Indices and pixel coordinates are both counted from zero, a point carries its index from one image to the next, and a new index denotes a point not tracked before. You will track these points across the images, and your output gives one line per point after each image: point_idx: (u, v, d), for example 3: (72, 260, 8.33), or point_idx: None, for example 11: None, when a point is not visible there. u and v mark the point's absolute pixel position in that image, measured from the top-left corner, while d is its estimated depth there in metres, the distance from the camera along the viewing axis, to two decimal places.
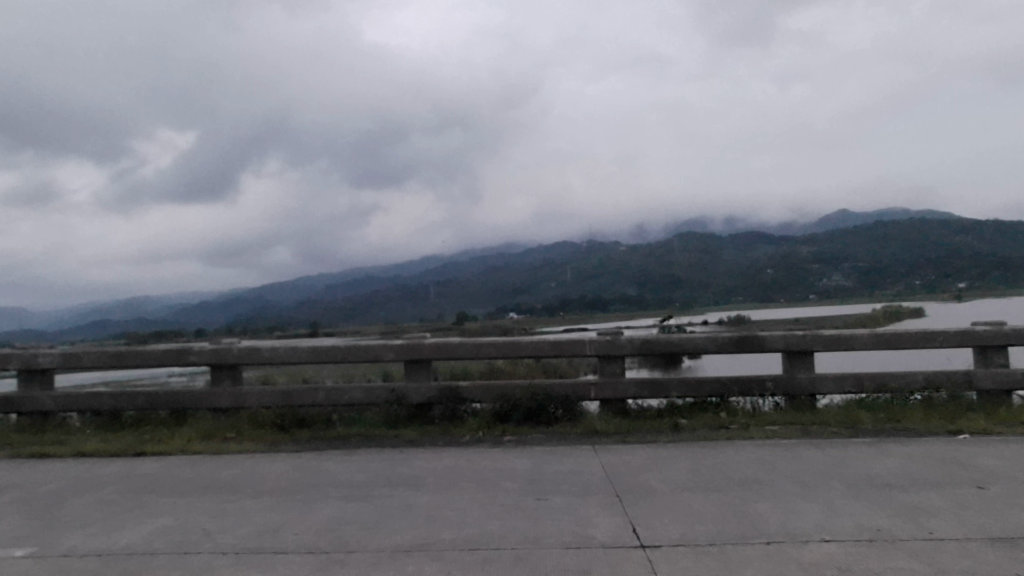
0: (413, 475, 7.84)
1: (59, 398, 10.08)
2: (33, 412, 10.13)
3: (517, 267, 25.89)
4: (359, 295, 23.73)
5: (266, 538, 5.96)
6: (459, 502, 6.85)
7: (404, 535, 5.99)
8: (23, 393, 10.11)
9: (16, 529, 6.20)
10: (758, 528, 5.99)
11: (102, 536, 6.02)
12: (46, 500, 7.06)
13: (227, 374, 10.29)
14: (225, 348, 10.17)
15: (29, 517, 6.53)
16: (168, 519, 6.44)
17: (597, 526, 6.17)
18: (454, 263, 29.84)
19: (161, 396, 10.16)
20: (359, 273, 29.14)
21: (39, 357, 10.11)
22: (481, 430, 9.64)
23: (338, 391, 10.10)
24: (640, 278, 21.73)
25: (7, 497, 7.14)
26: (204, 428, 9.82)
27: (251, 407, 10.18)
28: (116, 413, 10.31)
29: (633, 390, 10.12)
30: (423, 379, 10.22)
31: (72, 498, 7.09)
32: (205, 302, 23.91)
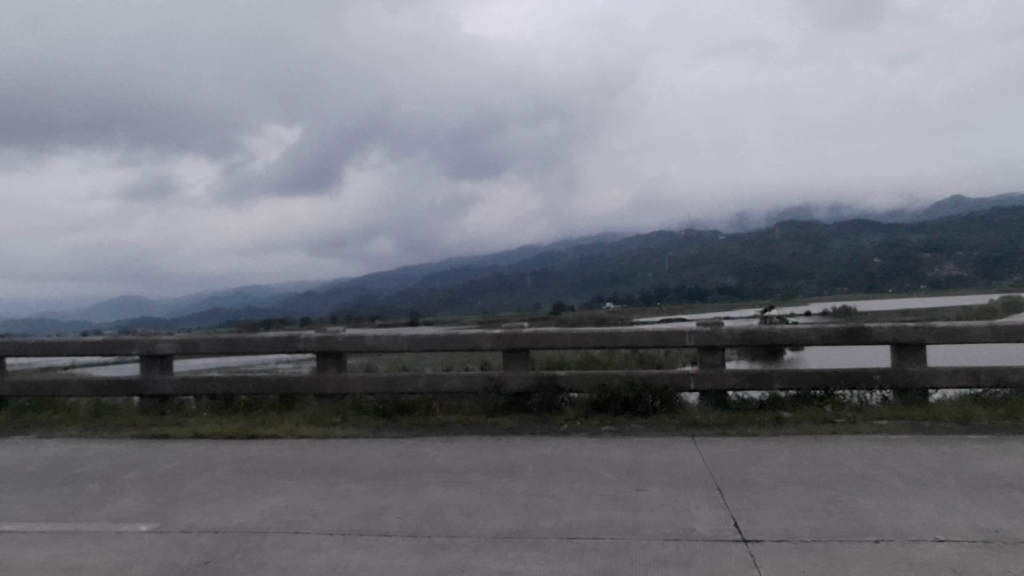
0: (512, 462, 7.93)
1: (178, 382, 10.61)
2: (154, 396, 10.70)
3: (613, 257, 25.72)
4: (457, 285, 24.05)
5: (371, 521, 6.15)
6: (557, 490, 6.89)
7: (504, 522, 6.08)
8: (145, 377, 10.68)
9: (140, 506, 6.57)
10: (865, 525, 5.81)
11: (218, 514, 6.32)
12: (168, 478, 7.46)
13: (332, 361, 10.62)
14: (331, 336, 10.50)
15: (152, 495, 6.91)
16: (278, 500, 6.72)
17: (697, 518, 6.11)
18: (551, 253, 29.89)
19: (271, 382, 10.57)
20: (457, 263, 29.51)
21: (159, 343, 10.66)
22: (579, 420, 9.66)
23: (438, 379, 10.29)
24: (741, 268, 21.26)
25: (132, 475, 7.58)
26: (311, 413, 10.18)
27: (355, 393, 10.48)
28: (229, 398, 10.78)
29: (734, 381, 9.95)
30: (521, 368, 10.31)
31: (191, 478, 7.46)
32: (310, 292, 24.69)
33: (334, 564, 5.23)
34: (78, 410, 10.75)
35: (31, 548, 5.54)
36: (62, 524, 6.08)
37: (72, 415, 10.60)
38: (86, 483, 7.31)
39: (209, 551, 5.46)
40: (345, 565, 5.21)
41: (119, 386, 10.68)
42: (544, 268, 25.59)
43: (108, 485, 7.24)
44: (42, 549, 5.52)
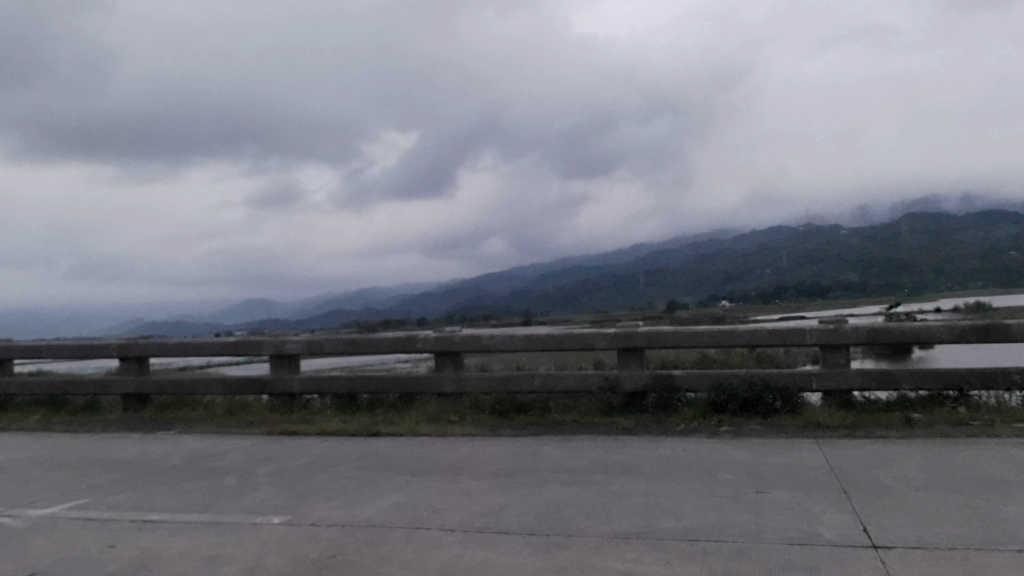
0: (629, 462, 7.89)
1: (304, 381, 11.05)
2: (283, 394, 11.18)
3: (728, 254, 25.15)
4: (570, 284, 24.07)
5: (490, 518, 6.25)
6: (676, 491, 6.83)
7: (623, 522, 6.05)
8: (274, 376, 11.18)
9: (273, 499, 6.89)
10: (1007, 534, 5.51)
11: (344, 509, 6.55)
12: (298, 474, 7.79)
13: (449, 360, 10.82)
14: (448, 336, 10.71)
15: (282, 489, 7.23)
16: (400, 496, 6.91)
17: (823, 522, 5.92)
18: (664, 251, 29.52)
19: (391, 381, 10.88)
20: (569, 262, 29.53)
21: (287, 343, 11.13)
22: (697, 420, 9.52)
23: (553, 378, 10.34)
24: (863, 262, 20.41)
25: (265, 470, 7.95)
26: (430, 412, 10.41)
27: (472, 392, 10.65)
28: (352, 396, 11.15)
29: (860, 381, 9.58)
30: (636, 368, 10.24)
31: (318, 474, 7.76)
32: (426, 293, 25.22)
33: (456, 560, 5.34)
34: (214, 408, 11.34)
35: (175, 538, 5.89)
36: (203, 515, 6.45)
37: (209, 412, 11.20)
38: (222, 476, 7.71)
39: (337, 545, 5.67)
40: (467, 561, 5.31)
41: (250, 385, 11.21)
42: (657, 266, 25.30)
43: (243, 479, 7.62)
44: (184, 538, 5.86)
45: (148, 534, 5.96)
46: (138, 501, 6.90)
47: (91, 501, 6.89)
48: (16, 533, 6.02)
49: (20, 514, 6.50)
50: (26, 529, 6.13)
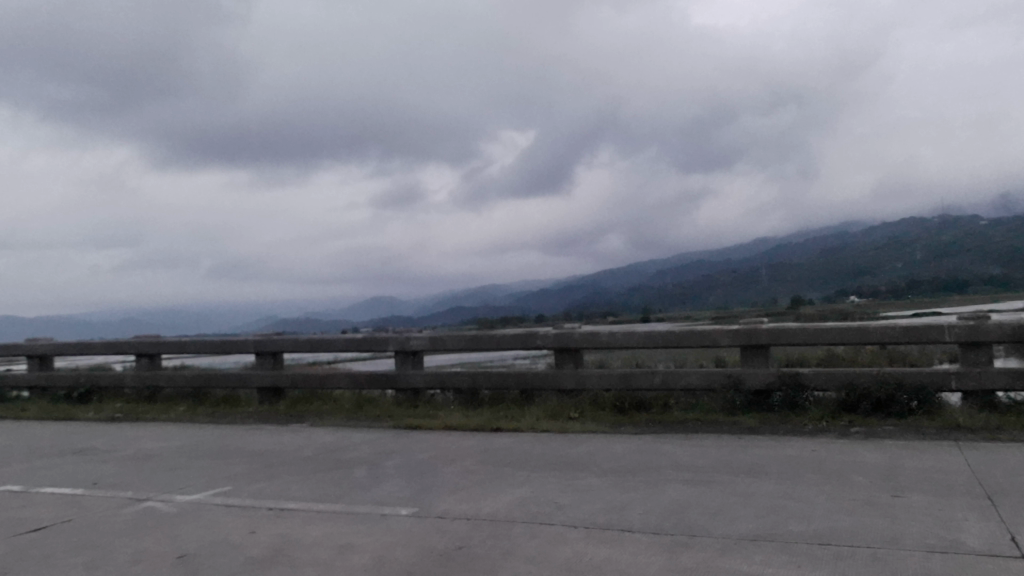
0: (755, 462, 7.71)
1: (428, 376, 11.32)
2: (407, 389, 11.49)
3: (856, 248, 24.12)
4: (689, 280, 23.68)
5: (614, 515, 6.23)
6: (805, 493, 6.63)
7: (750, 524, 5.92)
8: (399, 371, 11.49)
9: (401, 491, 7.10)
10: None
11: (469, 503, 6.67)
12: (424, 466, 7.99)
13: (569, 357, 10.84)
14: (568, 333, 10.73)
15: (409, 481, 7.43)
16: (523, 491, 6.99)
17: (966, 530, 5.62)
18: (788, 245, 28.64)
19: (512, 377, 11.00)
20: (688, 258, 29.07)
21: (411, 340, 11.42)
22: (825, 420, 9.20)
23: (675, 375, 10.19)
24: (1006, 253, 19.16)
25: (392, 462, 8.20)
26: (550, 409, 10.48)
27: (593, 389, 10.63)
28: (474, 391, 11.33)
29: (1004, 381, 9.03)
30: (761, 365, 9.97)
31: (444, 467, 7.94)
32: (544, 290, 25.34)
33: (580, 556, 5.35)
34: (343, 402, 11.77)
35: (309, 526, 6.15)
36: (336, 505, 6.70)
37: (338, 405, 11.63)
38: (352, 468, 8.00)
39: (462, 537, 5.78)
40: (591, 558, 5.31)
41: (377, 380, 11.57)
42: (780, 261, 24.55)
43: (371, 471, 7.87)
44: (319, 527, 6.11)
45: (284, 522, 6.25)
46: (276, 489, 7.25)
47: (232, 489, 7.27)
48: (167, 517, 6.43)
49: (169, 499, 6.93)
50: (177, 513, 6.53)
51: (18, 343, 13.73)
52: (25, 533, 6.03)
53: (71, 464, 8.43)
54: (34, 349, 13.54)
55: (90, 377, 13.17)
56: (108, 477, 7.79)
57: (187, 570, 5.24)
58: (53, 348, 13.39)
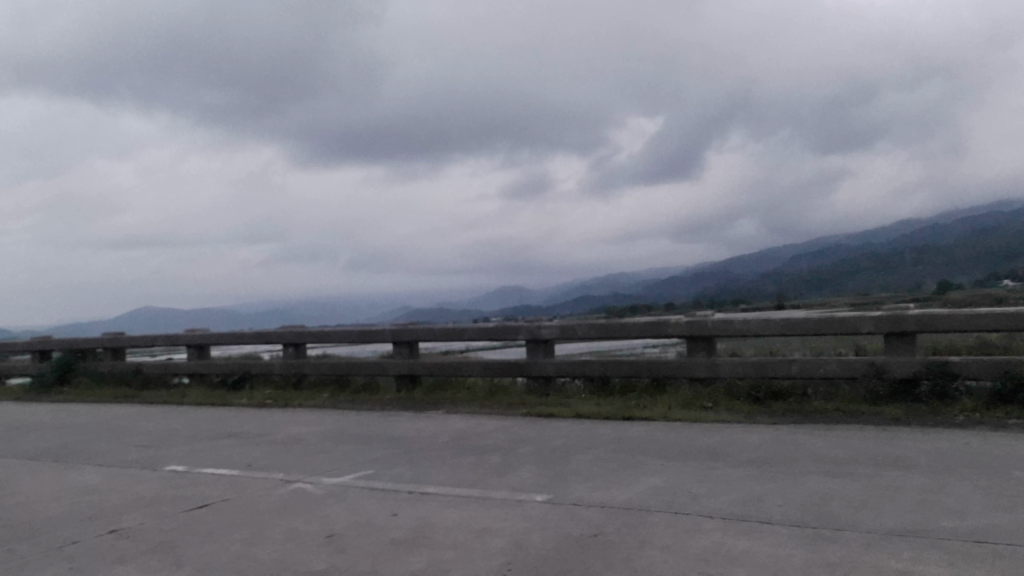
0: (901, 455, 7.38)
1: (559, 364, 11.42)
2: (539, 377, 11.62)
3: (1012, 227, 22.51)
4: (826, 265, 22.76)
5: (751, 506, 6.13)
6: (958, 488, 6.30)
7: (898, 519, 5.69)
8: (530, 360, 11.64)
9: (536, 478, 7.21)
10: None
11: (603, 491, 6.71)
12: (557, 454, 8.08)
13: (702, 345, 10.67)
14: (700, 320, 10.57)
15: (543, 468, 7.53)
16: (658, 480, 6.96)
17: None
18: (935, 226, 27.06)
19: (643, 365, 10.93)
20: (825, 242, 27.97)
21: (542, 328, 11.55)
22: (979, 411, 8.71)
23: (813, 363, 9.86)
24: None
25: (526, 450, 8.33)
26: (683, 398, 10.36)
27: (726, 377, 10.43)
28: (605, 380, 11.33)
29: None
30: (907, 353, 9.51)
31: (577, 455, 8.01)
32: (673, 278, 24.96)
33: (717, 547, 5.29)
34: (476, 389, 12.04)
35: (448, 509, 6.34)
36: (473, 489, 6.89)
37: (472, 393, 11.90)
38: (487, 454, 8.17)
39: (597, 525, 5.83)
40: (728, 550, 5.24)
41: (509, 367, 11.76)
42: (926, 243, 23.23)
43: (506, 457, 8.03)
44: (458, 511, 6.30)
45: (425, 505, 6.47)
46: (416, 473, 7.51)
47: (374, 472, 7.58)
48: (316, 498, 6.78)
49: (318, 481, 7.31)
50: (324, 495, 6.88)
51: (178, 333, 14.73)
52: (191, 510, 6.50)
53: (229, 446, 9.01)
54: (193, 338, 14.48)
55: (243, 365, 13.98)
56: (262, 459, 8.27)
57: (335, 548, 5.52)
58: (209, 339, 14.28)
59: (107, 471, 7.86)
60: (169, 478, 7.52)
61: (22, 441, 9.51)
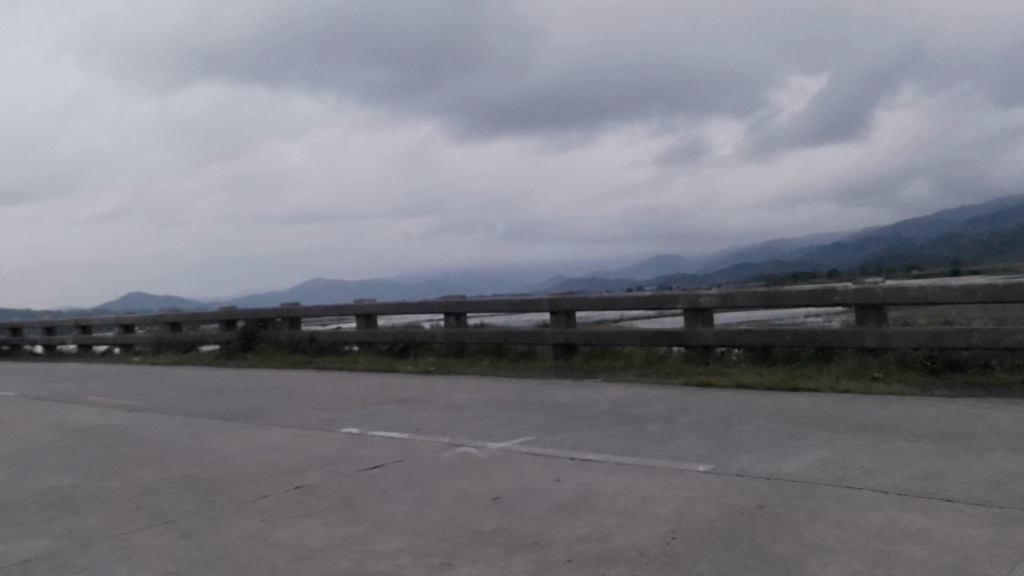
0: None
1: (718, 333, 11.21)
2: (697, 346, 11.46)
3: None
4: (1013, 226, 21.03)
5: (929, 483, 5.84)
6: None
7: None
8: (688, 329, 11.49)
9: (698, 447, 7.15)
10: None
11: (768, 462, 6.58)
12: (719, 424, 7.98)
13: (872, 314, 10.15)
14: (870, 288, 10.06)
15: (704, 438, 7.46)
16: (826, 453, 6.74)
17: None
18: None
19: (807, 335, 10.54)
20: (1010, 201, 25.84)
21: (701, 297, 11.35)
22: None
23: (998, 333, 9.18)
24: None
25: (687, 419, 8.27)
26: (851, 369, 9.94)
27: (899, 347, 9.90)
28: (767, 349, 11.04)
29: None
30: None
31: (739, 425, 7.88)
32: (838, 244, 23.79)
33: (893, 524, 5.08)
34: (633, 358, 12.03)
35: (609, 477, 6.41)
36: (634, 457, 6.92)
37: (629, 362, 11.91)
38: (647, 423, 8.17)
39: (763, 497, 5.72)
40: (905, 526, 5.03)
41: (667, 337, 11.66)
42: None
43: (666, 426, 8.00)
44: (620, 478, 6.35)
45: (587, 471, 6.57)
46: (576, 440, 7.62)
47: (536, 438, 7.75)
48: (481, 461, 7.02)
49: (482, 446, 7.56)
50: (489, 458, 7.11)
51: (347, 303, 15.50)
52: (366, 469, 6.90)
53: (398, 411, 9.44)
54: (361, 308, 15.19)
55: (407, 333, 14.56)
56: (429, 424, 8.63)
57: (501, 511, 5.70)
58: (376, 308, 14.96)
59: (290, 432, 8.43)
60: (345, 440, 7.99)
61: (215, 403, 10.35)
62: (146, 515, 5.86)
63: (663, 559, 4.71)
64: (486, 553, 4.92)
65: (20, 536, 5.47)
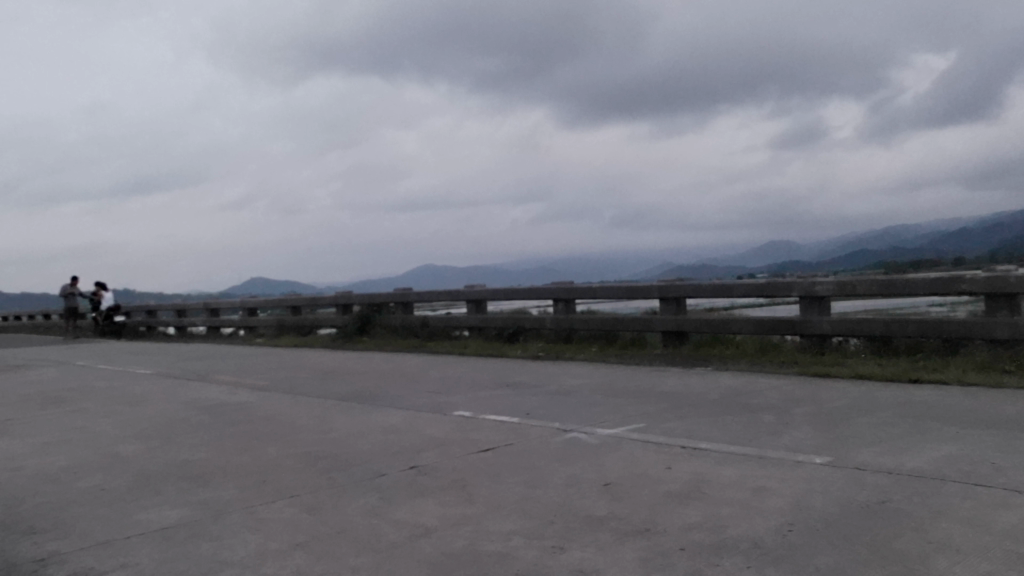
0: None
1: (835, 322, 10.86)
2: (813, 335, 11.14)
3: None
4: None
5: None
6: None
7: None
8: (804, 317, 11.16)
9: (814, 439, 6.98)
10: None
11: (890, 456, 6.35)
12: (837, 415, 7.75)
13: (1003, 303, 9.62)
14: (1002, 276, 9.53)
15: (821, 430, 7.26)
16: (952, 448, 6.46)
17: None
18: None
19: (931, 325, 10.08)
20: None
21: (817, 285, 11.00)
22: None
23: None
24: None
25: (802, 410, 8.07)
26: (980, 361, 9.47)
27: None
28: (887, 339, 10.63)
29: None
30: None
31: (858, 417, 7.64)
32: (966, 228, 22.64)
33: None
34: (746, 347, 11.80)
35: (722, 466, 6.33)
36: (747, 448, 6.80)
37: (741, 351, 11.69)
38: (761, 413, 8.02)
39: (885, 491, 5.54)
40: None
41: (781, 325, 11.37)
42: None
43: (781, 417, 7.83)
44: (734, 468, 6.26)
45: (700, 460, 6.51)
46: (687, 428, 7.55)
47: (646, 425, 7.73)
48: (591, 447, 7.05)
49: (592, 432, 7.59)
50: (599, 445, 7.13)
51: (458, 288, 15.76)
52: (479, 452, 7.04)
53: (509, 395, 9.57)
54: (471, 294, 15.42)
55: (516, 319, 14.70)
56: (539, 408, 8.72)
57: (613, 497, 5.72)
58: (485, 293, 15.16)
59: (404, 414, 8.68)
60: (457, 422, 8.17)
61: (334, 384, 10.74)
62: (273, 489, 6.16)
63: (779, 551, 4.63)
64: (598, 538, 4.95)
65: (160, 505, 5.85)
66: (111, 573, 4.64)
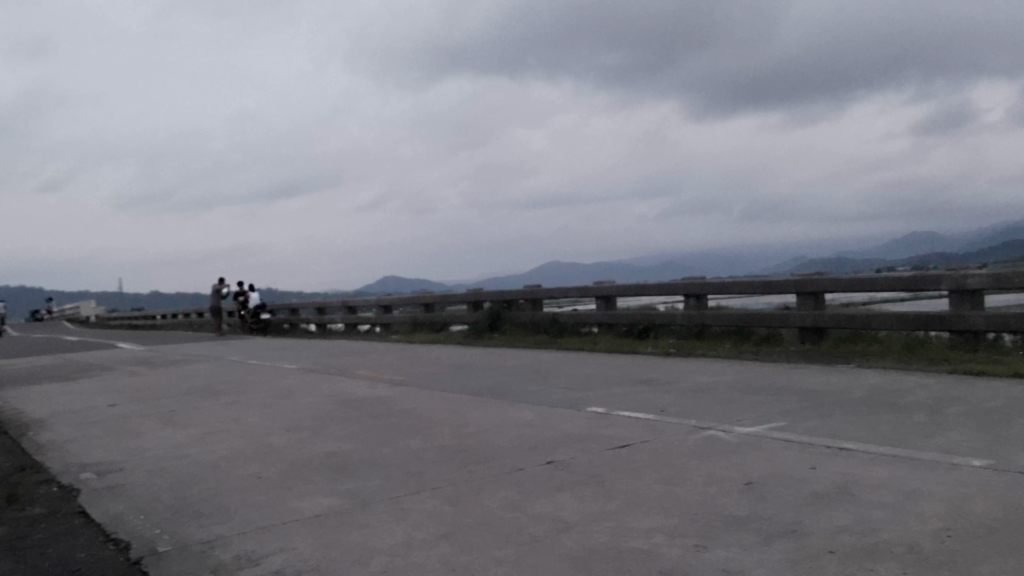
0: None
1: (989, 317, 10.21)
2: (964, 331, 10.51)
3: None
4: None
5: None
6: None
7: None
8: (954, 311, 10.55)
9: (971, 441, 6.59)
10: None
11: None
12: (996, 416, 7.29)
13: None
14: None
15: (979, 431, 6.85)
16: None
17: None
18: None
19: None
20: None
21: (969, 278, 10.37)
22: None
23: None
24: None
25: (956, 410, 7.64)
26: None
27: None
28: None
29: None
30: None
31: (1020, 418, 7.15)
32: None
33: None
34: (890, 343, 11.26)
35: (871, 468, 6.08)
36: (897, 449, 6.50)
37: (886, 348, 11.16)
38: (910, 413, 7.63)
39: None
40: None
41: (929, 321, 10.77)
42: None
43: (933, 417, 7.44)
44: (883, 469, 5.99)
45: (846, 461, 6.27)
46: (830, 428, 7.28)
47: (787, 424, 7.51)
48: (730, 445, 6.91)
49: (730, 430, 7.43)
50: (738, 443, 6.98)
51: (588, 284, 15.73)
52: (615, 448, 7.02)
53: (643, 392, 9.50)
54: (601, 290, 15.36)
55: (647, 315, 14.56)
56: (674, 405, 8.61)
57: (756, 496, 5.60)
58: (614, 289, 15.08)
59: (539, 409, 8.75)
60: (592, 419, 8.17)
61: (468, 380, 10.94)
62: (415, 481, 6.35)
63: (938, 558, 4.41)
64: (743, 537, 4.86)
65: (312, 493, 6.13)
66: (272, 556, 4.91)
